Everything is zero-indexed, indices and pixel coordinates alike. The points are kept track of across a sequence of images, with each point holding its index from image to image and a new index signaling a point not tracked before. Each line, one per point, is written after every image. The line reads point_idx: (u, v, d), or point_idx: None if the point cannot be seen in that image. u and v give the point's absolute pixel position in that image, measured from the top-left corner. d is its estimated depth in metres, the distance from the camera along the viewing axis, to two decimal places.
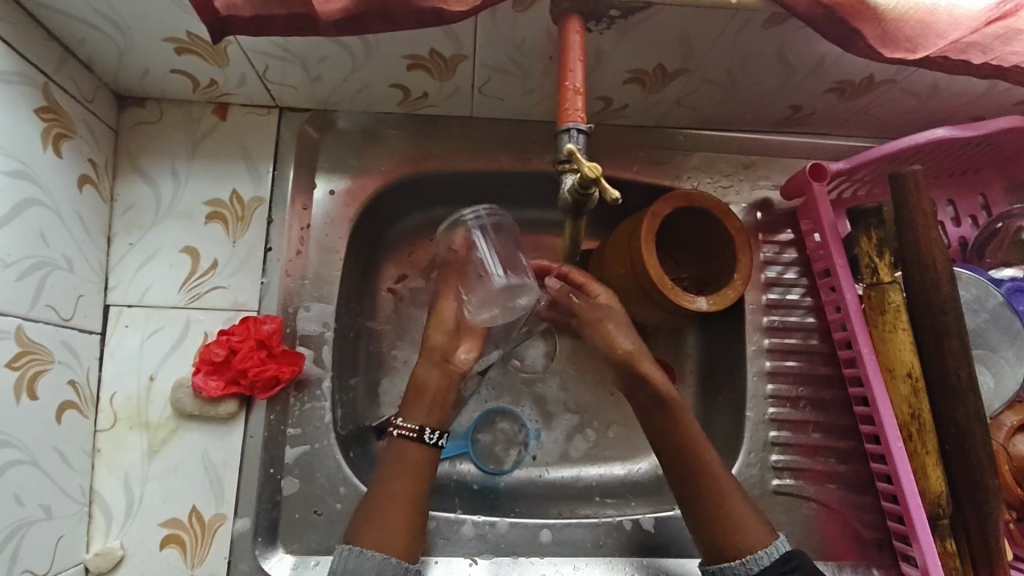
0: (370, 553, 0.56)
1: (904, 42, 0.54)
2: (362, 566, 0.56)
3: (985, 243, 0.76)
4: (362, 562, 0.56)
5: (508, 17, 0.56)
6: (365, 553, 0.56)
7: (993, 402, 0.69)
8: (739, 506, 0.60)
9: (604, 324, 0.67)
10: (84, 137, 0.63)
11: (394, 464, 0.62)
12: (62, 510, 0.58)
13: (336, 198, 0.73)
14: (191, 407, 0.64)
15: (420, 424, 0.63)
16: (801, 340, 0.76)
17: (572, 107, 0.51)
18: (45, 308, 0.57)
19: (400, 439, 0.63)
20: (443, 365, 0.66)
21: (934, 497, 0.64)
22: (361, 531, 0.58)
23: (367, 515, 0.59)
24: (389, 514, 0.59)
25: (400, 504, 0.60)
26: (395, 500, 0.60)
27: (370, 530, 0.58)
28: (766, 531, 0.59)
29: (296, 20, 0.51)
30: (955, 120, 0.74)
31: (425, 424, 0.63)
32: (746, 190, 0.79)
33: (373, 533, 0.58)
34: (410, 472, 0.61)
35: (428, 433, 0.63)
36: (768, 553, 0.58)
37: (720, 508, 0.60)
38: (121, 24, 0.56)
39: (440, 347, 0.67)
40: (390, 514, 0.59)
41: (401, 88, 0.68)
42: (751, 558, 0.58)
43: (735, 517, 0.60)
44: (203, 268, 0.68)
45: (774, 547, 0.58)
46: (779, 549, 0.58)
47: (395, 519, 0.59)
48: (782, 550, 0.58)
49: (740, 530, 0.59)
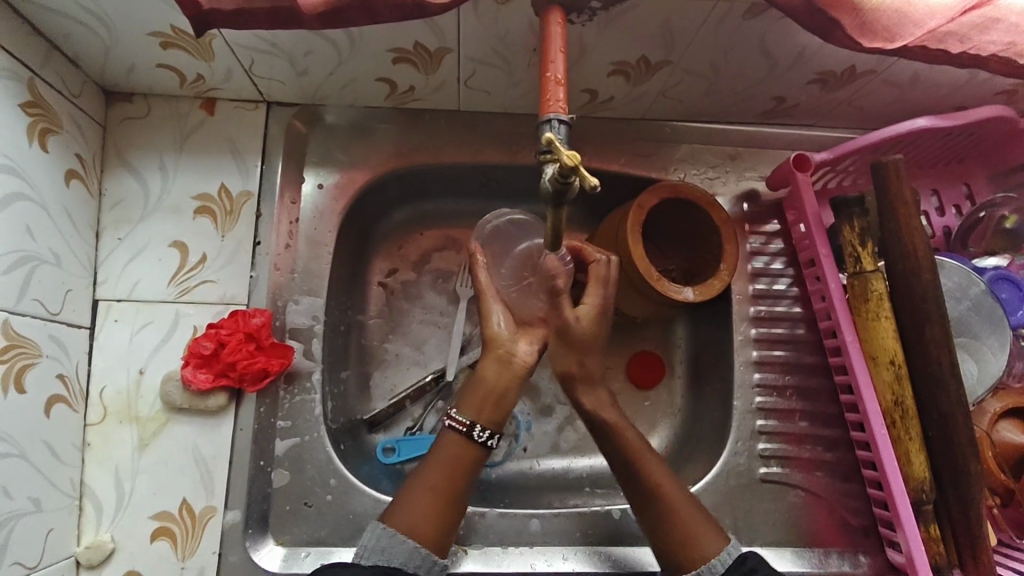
0: (401, 537, 0.56)
1: (882, 31, 0.54)
2: (394, 548, 0.56)
3: (968, 232, 0.77)
4: (394, 545, 0.56)
5: (490, 9, 0.57)
6: (398, 537, 0.56)
7: (976, 389, 0.69)
8: (692, 517, 0.60)
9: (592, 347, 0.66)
10: (71, 132, 0.63)
11: (439, 454, 0.61)
12: (51, 503, 0.59)
13: (325, 192, 0.73)
14: (180, 400, 0.64)
15: (471, 419, 0.62)
16: (788, 329, 0.76)
17: (553, 97, 0.51)
18: (33, 302, 0.58)
19: (451, 430, 0.62)
20: (506, 362, 0.63)
21: (917, 483, 0.64)
22: (397, 515, 0.58)
23: (405, 499, 0.59)
24: (425, 502, 0.58)
25: (435, 497, 0.59)
26: (434, 489, 0.59)
27: (405, 514, 0.58)
28: (720, 538, 0.59)
29: (280, 13, 0.51)
30: (939, 110, 0.75)
31: (476, 421, 0.62)
32: (732, 181, 0.79)
33: (408, 516, 0.57)
34: (450, 465, 0.60)
35: (479, 430, 0.61)
36: (722, 560, 0.58)
37: (685, 520, 0.60)
38: (104, 18, 0.56)
39: (502, 342, 0.64)
40: (427, 503, 0.58)
41: (387, 82, 0.69)
42: (706, 568, 0.57)
43: (690, 527, 0.59)
44: (192, 262, 0.68)
45: (725, 553, 0.58)
46: (732, 555, 0.58)
47: (431, 509, 0.58)
48: (735, 555, 0.58)
49: (689, 540, 0.59)
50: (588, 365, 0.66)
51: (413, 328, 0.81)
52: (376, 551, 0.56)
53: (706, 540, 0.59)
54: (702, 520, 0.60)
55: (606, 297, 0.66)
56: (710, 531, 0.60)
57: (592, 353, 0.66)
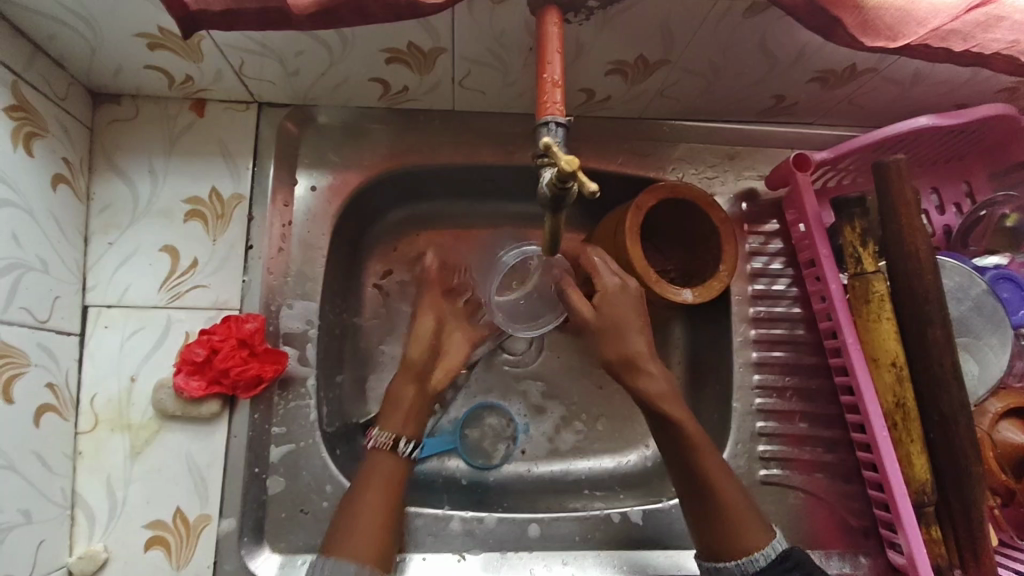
0: (345, 562, 0.56)
1: (885, 30, 0.53)
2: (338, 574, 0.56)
3: (971, 228, 0.76)
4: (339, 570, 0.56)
5: (486, 9, 0.56)
6: (340, 562, 0.56)
7: (978, 389, 0.69)
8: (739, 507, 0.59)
9: (618, 331, 0.63)
10: (57, 136, 0.62)
11: (374, 471, 0.63)
12: (44, 514, 0.58)
13: (318, 194, 0.72)
14: (173, 407, 0.63)
15: (397, 436, 0.65)
16: (787, 330, 0.76)
17: (550, 100, 0.49)
18: (21, 310, 0.56)
19: (382, 452, 0.64)
20: None
21: (919, 486, 0.64)
22: (338, 541, 0.58)
23: (342, 525, 0.59)
24: (365, 525, 0.59)
25: (379, 511, 0.60)
26: (370, 508, 0.60)
27: (347, 540, 0.58)
28: (767, 533, 0.59)
29: (269, 14, 0.50)
30: (940, 107, 0.74)
31: (399, 434, 0.65)
32: (731, 180, 0.78)
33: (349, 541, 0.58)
34: (384, 481, 0.62)
35: (405, 444, 0.64)
36: (765, 554, 0.57)
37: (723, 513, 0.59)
38: (89, 18, 0.55)
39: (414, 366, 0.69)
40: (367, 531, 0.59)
41: (381, 82, 0.67)
42: (747, 560, 0.57)
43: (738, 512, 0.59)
44: (184, 267, 0.67)
45: (770, 547, 0.57)
46: (775, 550, 0.57)
47: (372, 531, 0.59)
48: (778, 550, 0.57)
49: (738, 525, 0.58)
50: (630, 349, 0.62)
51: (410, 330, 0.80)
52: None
53: (751, 535, 0.58)
54: (749, 512, 0.59)
55: (606, 289, 0.63)
56: (756, 526, 0.59)
57: (631, 335, 0.63)
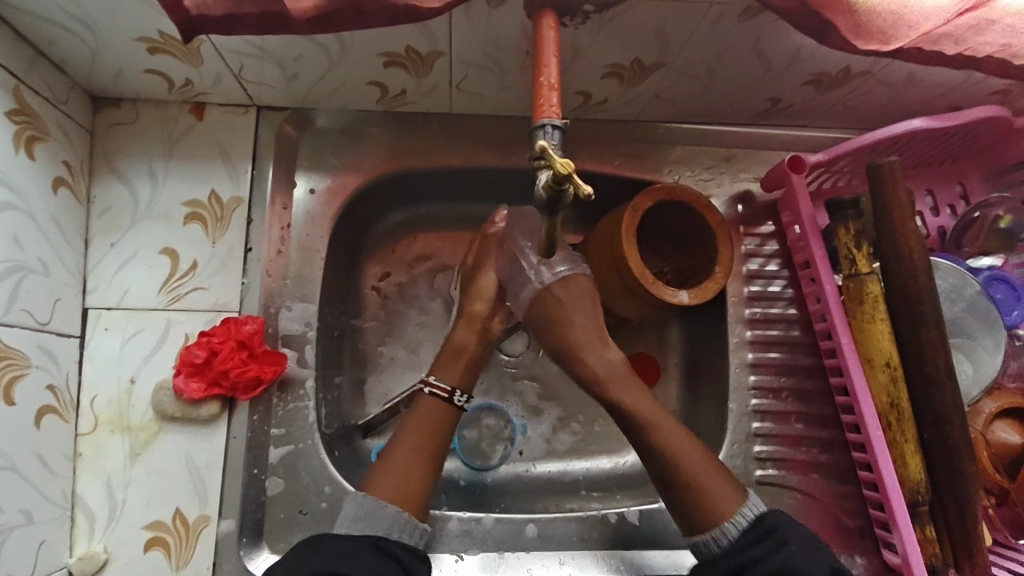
0: (383, 501, 0.58)
1: (877, 34, 0.54)
2: (377, 514, 0.58)
3: (965, 231, 0.78)
4: (379, 508, 0.58)
5: (483, 13, 0.56)
6: (381, 500, 0.58)
7: (972, 390, 0.70)
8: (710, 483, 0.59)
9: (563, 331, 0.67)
10: (58, 140, 0.62)
11: (417, 415, 0.65)
12: (44, 515, 0.58)
13: (317, 197, 0.73)
14: (173, 408, 0.63)
15: (451, 386, 0.67)
16: (783, 331, 0.76)
17: (547, 103, 0.50)
18: (22, 312, 0.57)
19: (430, 396, 0.66)
20: None
21: (913, 486, 0.64)
22: (378, 482, 0.60)
23: (383, 466, 0.61)
24: (405, 468, 0.61)
25: (421, 453, 0.63)
26: (410, 452, 0.62)
27: (386, 481, 0.60)
28: (736, 495, 0.59)
29: (268, 19, 0.50)
30: (934, 110, 0.75)
31: (456, 387, 0.67)
32: (727, 182, 0.79)
33: (389, 482, 0.60)
34: (428, 423, 0.65)
35: (459, 395, 0.67)
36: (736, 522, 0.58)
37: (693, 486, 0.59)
38: (89, 22, 0.55)
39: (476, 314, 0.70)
40: (406, 470, 0.61)
41: (379, 86, 0.68)
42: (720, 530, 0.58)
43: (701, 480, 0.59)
44: (183, 269, 0.67)
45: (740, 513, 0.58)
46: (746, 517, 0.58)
47: (411, 474, 0.61)
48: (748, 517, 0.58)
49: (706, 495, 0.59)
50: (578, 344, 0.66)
51: (409, 331, 0.81)
52: (362, 517, 0.57)
53: (720, 500, 0.59)
54: (714, 479, 0.59)
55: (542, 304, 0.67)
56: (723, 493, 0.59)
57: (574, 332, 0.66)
